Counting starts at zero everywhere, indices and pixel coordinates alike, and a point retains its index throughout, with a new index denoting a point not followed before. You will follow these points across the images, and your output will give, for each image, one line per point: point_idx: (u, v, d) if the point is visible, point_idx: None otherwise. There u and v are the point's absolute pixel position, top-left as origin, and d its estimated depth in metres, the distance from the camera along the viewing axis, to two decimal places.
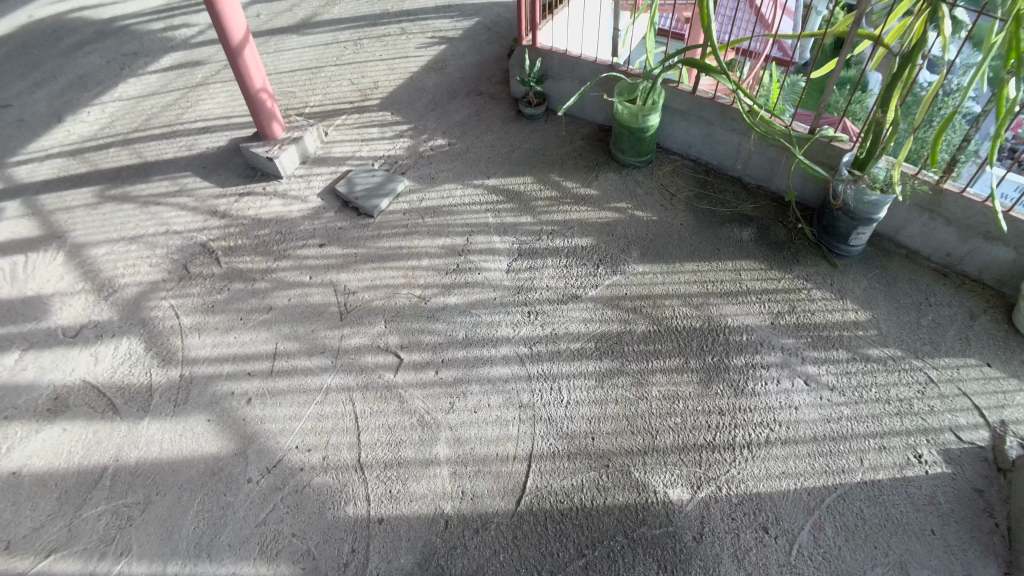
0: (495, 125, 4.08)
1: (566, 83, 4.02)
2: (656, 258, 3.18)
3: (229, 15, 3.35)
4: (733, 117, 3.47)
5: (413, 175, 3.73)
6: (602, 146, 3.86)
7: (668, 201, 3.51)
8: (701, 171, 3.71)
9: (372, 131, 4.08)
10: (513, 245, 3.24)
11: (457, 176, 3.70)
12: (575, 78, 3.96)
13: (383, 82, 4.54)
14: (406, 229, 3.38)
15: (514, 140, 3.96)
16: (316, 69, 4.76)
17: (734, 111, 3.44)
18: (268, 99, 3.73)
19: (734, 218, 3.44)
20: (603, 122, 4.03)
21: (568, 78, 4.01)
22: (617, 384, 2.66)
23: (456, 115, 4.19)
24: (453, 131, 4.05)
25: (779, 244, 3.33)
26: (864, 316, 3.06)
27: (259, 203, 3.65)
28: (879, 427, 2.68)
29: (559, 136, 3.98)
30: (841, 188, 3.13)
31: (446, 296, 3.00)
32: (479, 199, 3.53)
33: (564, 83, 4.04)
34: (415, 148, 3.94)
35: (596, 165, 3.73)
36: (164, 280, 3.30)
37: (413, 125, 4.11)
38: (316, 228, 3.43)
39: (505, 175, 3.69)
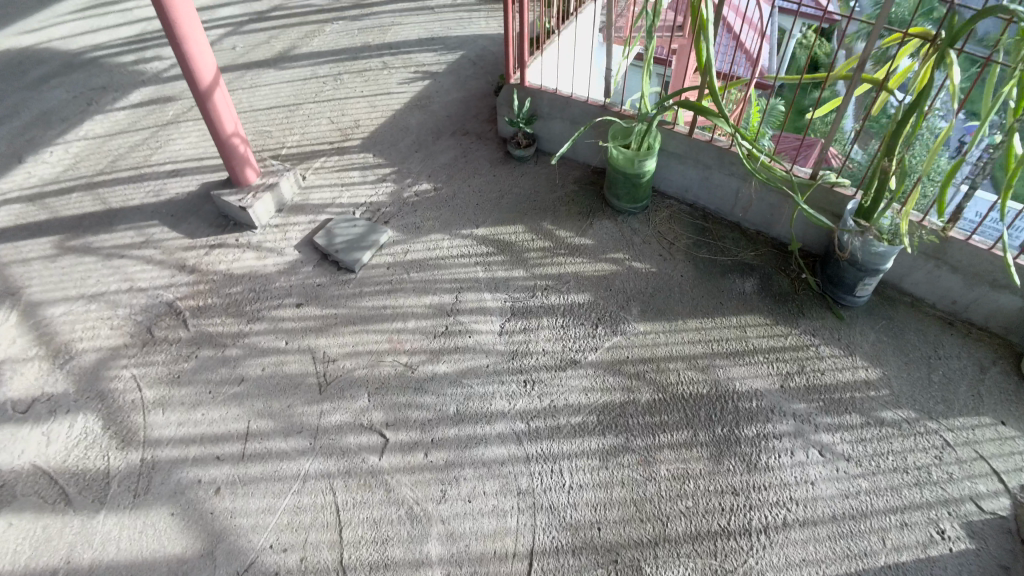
0: (483, 168, 3.89)
1: (557, 123, 3.85)
2: (656, 314, 2.98)
3: (197, 57, 3.13)
4: (731, 161, 3.28)
5: (395, 225, 3.53)
6: (595, 190, 3.68)
7: (666, 250, 3.31)
8: (699, 217, 3.50)
9: (353, 176, 3.88)
10: (504, 304, 3.04)
11: (443, 226, 3.50)
12: (565, 117, 3.79)
13: (365, 121, 4.36)
14: (390, 284, 3.18)
15: (502, 183, 3.76)
16: (294, 107, 4.55)
17: (733, 155, 3.26)
18: (240, 143, 3.49)
19: (734, 268, 3.22)
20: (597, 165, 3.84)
21: (557, 118, 3.83)
22: (622, 463, 2.46)
23: (441, 157, 4.00)
24: (439, 175, 3.86)
25: (783, 296, 3.10)
26: (875, 374, 2.83)
27: (233, 256, 3.45)
28: (900, 501, 2.46)
29: (549, 178, 3.78)
30: (846, 239, 2.91)
31: (434, 363, 2.78)
32: (466, 250, 3.34)
33: (554, 123, 3.86)
34: (398, 194, 3.74)
35: (589, 211, 3.54)
36: (125, 345, 3.04)
37: (397, 169, 3.92)
38: (292, 286, 3.23)
39: (495, 224, 3.50)
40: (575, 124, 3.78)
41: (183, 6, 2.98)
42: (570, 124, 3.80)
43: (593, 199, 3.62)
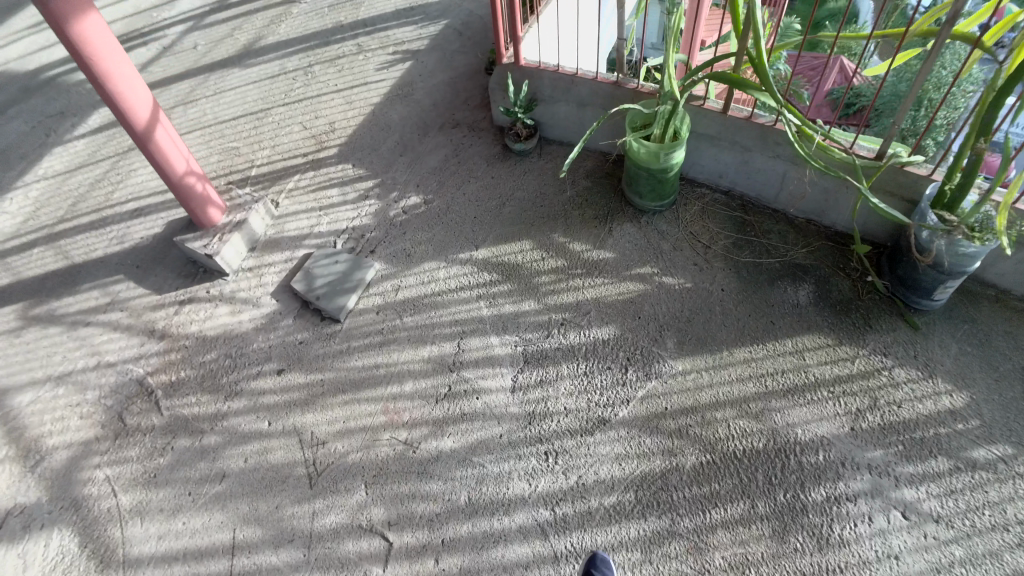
0: (479, 169, 3.38)
1: (563, 107, 3.25)
2: (696, 346, 2.52)
3: (127, 95, 2.67)
4: (777, 141, 2.71)
5: (382, 255, 3.08)
6: (610, 184, 3.14)
7: (702, 257, 2.81)
8: (735, 207, 2.97)
9: (331, 195, 3.43)
10: (512, 351, 2.60)
11: (435, 250, 3.04)
12: (569, 99, 3.21)
13: (341, 122, 3.86)
14: (380, 335, 2.78)
15: (503, 187, 3.26)
16: (264, 112, 4.06)
17: (778, 133, 2.70)
18: (196, 182, 3.06)
19: (784, 272, 2.73)
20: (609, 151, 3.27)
21: (559, 99, 3.24)
22: (668, 554, 2.05)
23: (430, 161, 3.50)
24: (431, 182, 3.37)
25: (843, 304, 2.60)
26: (961, 400, 2.30)
27: (206, 311, 3.09)
28: (1003, 571, 1.95)
29: (555, 175, 3.26)
30: (929, 240, 2.35)
31: (438, 438, 2.40)
32: (466, 280, 2.89)
33: (556, 106, 3.28)
34: (383, 214, 3.28)
35: (607, 212, 3.02)
36: (98, 439, 2.80)
37: (380, 181, 3.44)
38: (271, 348, 2.86)
39: (497, 241, 3.01)
40: (582, 106, 3.20)
41: (98, 39, 2.49)
42: (575, 106, 3.22)
43: (608, 197, 3.09)
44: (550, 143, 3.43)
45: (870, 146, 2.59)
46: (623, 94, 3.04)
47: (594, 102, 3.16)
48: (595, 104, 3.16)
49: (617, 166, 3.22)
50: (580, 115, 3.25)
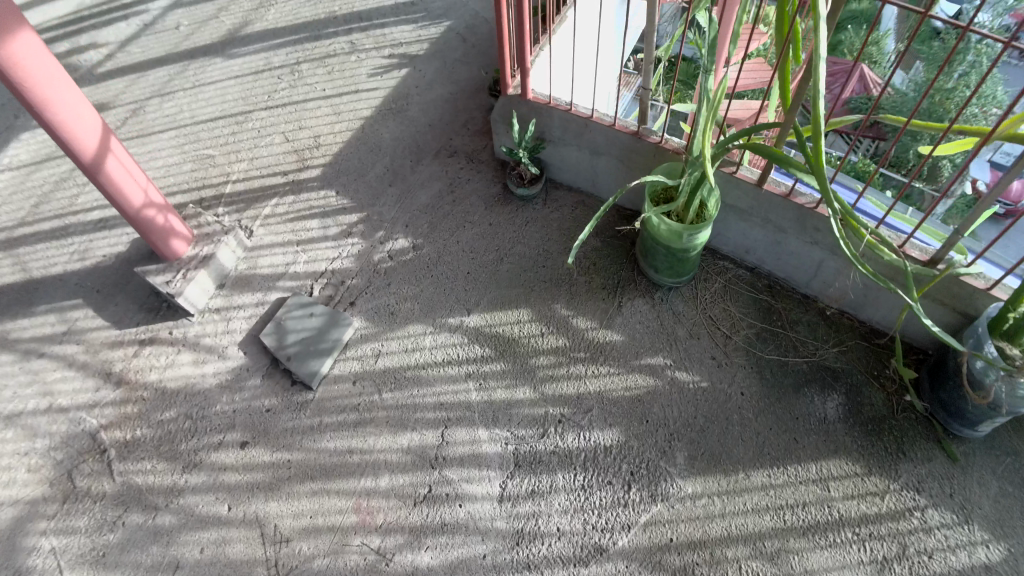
0: (478, 211, 3.04)
1: (573, 151, 2.89)
2: (707, 465, 2.31)
3: (70, 123, 2.28)
4: (815, 227, 2.41)
5: (362, 310, 2.77)
6: (623, 247, 2.82)
7: (720, 350, 2.57)
8: (761, 288, 2.70)
9: (311, 226, 3.10)
10: (500, 450, 2.35)
11: (419, 317, 2.71)
12: (580, 144, 2.85)
13: (326, 135, 3.51)
14: (356, 412, 2.49)
15: (503, 237, 2.93)
16: (245, 116, 3.70)
17: (818, 218, 2.36)
18: (156, 214, 2.67)
19: (812, 377, 2.50)
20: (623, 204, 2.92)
21: (569, 142, 2.87)
22: None
23: (422, 196, 3.15)
24: (423, 223, 3.03)
25: (875, 423, 2.38)
26: (997, 554, 2.09)
27: (169, 357, 2.73)
28: None
29: (562, 228, 2.93)
30: (991, 380, 2.10)
31: (415, 551, 2.15)
32: (455, 354, 2.59)
33: (566, 148, 2.91)
34: (367, 257, 2.95)
35: (618, 283, 2.72)
36: (46, 497, 2.44)
37: (367, 215, 3.10)
38: (234, 414, 2.54)
39: (494, 306, 2.70)
40: (594, 153, 2.83)
41: (31, 62, 2.09)
42: (587, 151, 2.85)
43: (620, 263, 2.78)
44: (556, 186, 3.08)
45: (925, 248, 2.29)
46: (641, 146, 2.65)
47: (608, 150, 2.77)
48: (610, 153, 2.78)
49: (630, 224, 2.89)
50: (592, 161, 2.87)
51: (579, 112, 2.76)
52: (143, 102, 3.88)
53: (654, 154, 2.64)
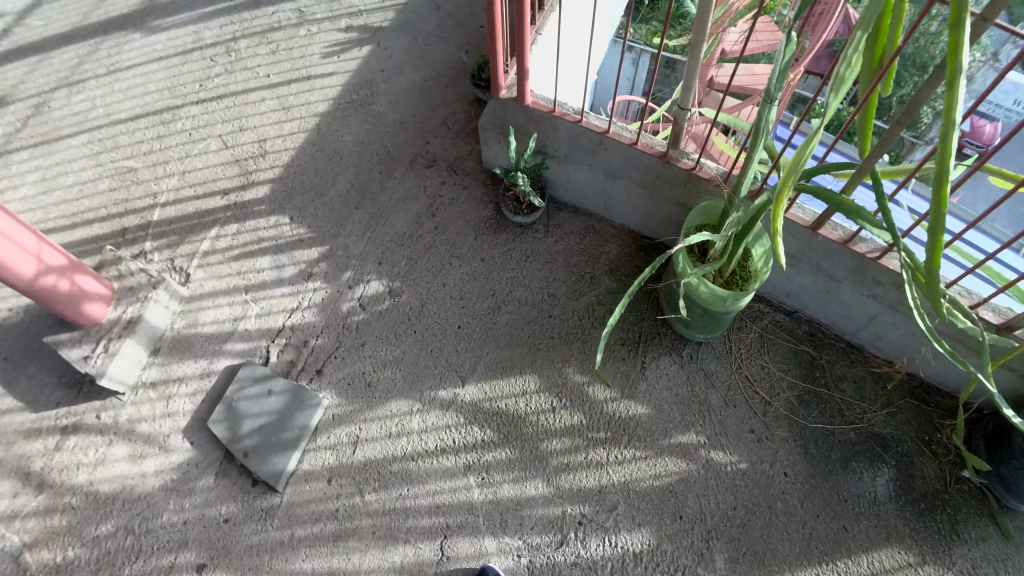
0: (467, 242, 2.53)
1: (584, 171, 2.38)
2: (751, 568, 1.93)
3: None
4: (876, 280, 1.97)
5: (331, 381, 2.30)
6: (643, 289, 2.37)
7: (760, 421, 2.15)
8: (801, 336, 2.29)
9: (261, 264, 2.55)
10: (511, 566, 1.96)
11: (401, 393, 2.25)
12: (591, 165, 2.34)
13: (272, 139, 2.83)
14: (335, 521, 2.06)
15: (500, 277, 2.45)
16: (172, 112, 2.96)
17: (880, 271, 1.93)
18: (58, 280, 2.11)
19: (861, 449, 2.11)
20: (640, 228, 2.44)
21: (578, 161, 2.37)
22: None
23: (397, 221, 2.59)
24: (400, 261, 2.51)
25: (928, 500, 2.02)
26: None
27: (99, 451, 2.24)
28: None
29: (568, 265, 2.44)
30: None
31: None
32: (449, 438, 2.17)
33: (574, 167, 2.40)
34: (334, 307, 2.44)
35: (640, 339, 2.28)
36: None
37: (328, 250, 2.55)
38: (186, 526, 2.10)
39: (490, 373, 2.26)
40: (610, 176, 2.32)
41: None
42: (599, 173, 2.34)
43: (639, 316, 2.32)
44: (560, 208, 2.57)
45: (1000, 310, 1.91)
46: (671, 172, 2.16)
47: (626, 173, 2.28)
48: (629, 176, 2.28)
49: (646, 259, 2.43)
50: (603, 184, 2.38)
51: (594, 128, 2.26)
52: (47, 95, 3.06)
53: (684, 181, 2.15)
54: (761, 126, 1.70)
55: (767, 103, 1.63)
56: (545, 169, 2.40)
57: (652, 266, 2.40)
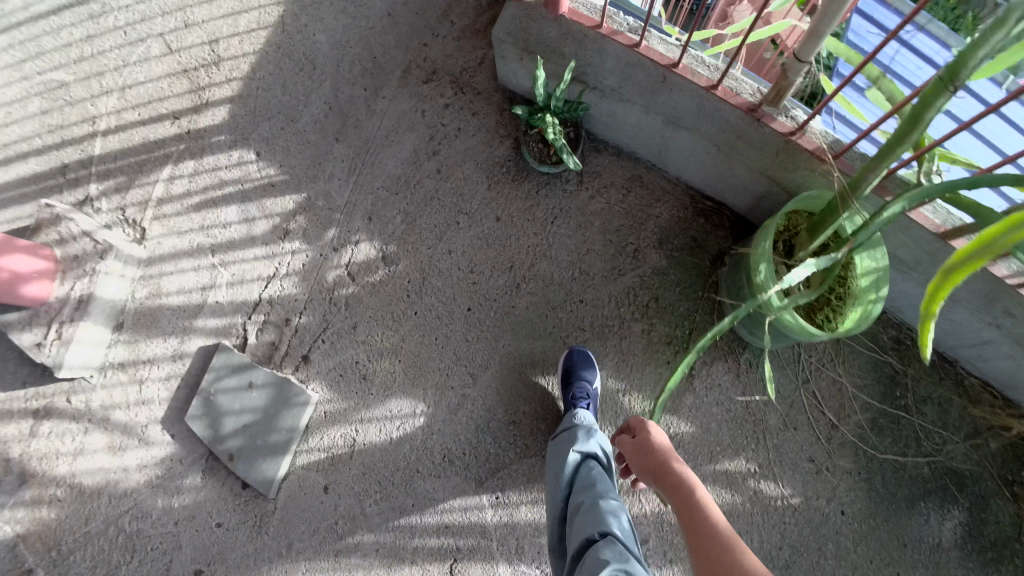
0: (478, 193, 2.03)
1: (635, 110, 1.77)
2: None
3: None
4: (1007, 310, 1.62)
5: (326, 371, 2.00)
6: (700, 277, 1.92)
7: (822, 449, 1.88)
8: (888, 347, 1.94)
9: (225, 217, 2.14)
10: None
11: (406, 390, 1.96)
12: (646, 107, 1.74)
13: (225, 40, 2.26)
14: (333, 537, 1.89)
15: (519, 245, 1.98)
16: (101, 1, 2.34)
17: (1016, 300, 1.59)
18: None
19: (933, 487, 1.86)
20: (701, 199, 1.96)
21: (630, 99, 1.75)
22: None
23: (389, 161, 2.09)
24: (393, 216, 2.06)
25: (996, 550, 1.81)
26: None
27: (75, 441, 2.07)
28: None
29: (610, 232, 1.96)
30: None
31: None
32: (459, 447, 1.91)
33: (621, 105, 1.79)
34: (318, 276, 2.06)
35: (690, 339, 1.90)
36: None
37: (305, 199, 2.11)
38: (178, 532, 1.96)
39: (505, 370, 1.94)
40: (678, 127, 1.72)
41: None
42: (660, 121, 1.75)
43: (690, 310, 1.91)
44: (602, 149, 2.00)
45: None
46: (767, 135, 1.62)
47: (695, 122, 1.69)
48: (707, 130, 1.68)
49: (703, 229, 1.95)
50: (664, 132, 1.78)
51: (658, 59, 1.66)
52: None
53: (778, 150, 1.62)
54: (920, 115, 1.19)
55: (947, 89, 1.11)
56: (582, 114, 1.83)
57: (711, 241, 1.94)
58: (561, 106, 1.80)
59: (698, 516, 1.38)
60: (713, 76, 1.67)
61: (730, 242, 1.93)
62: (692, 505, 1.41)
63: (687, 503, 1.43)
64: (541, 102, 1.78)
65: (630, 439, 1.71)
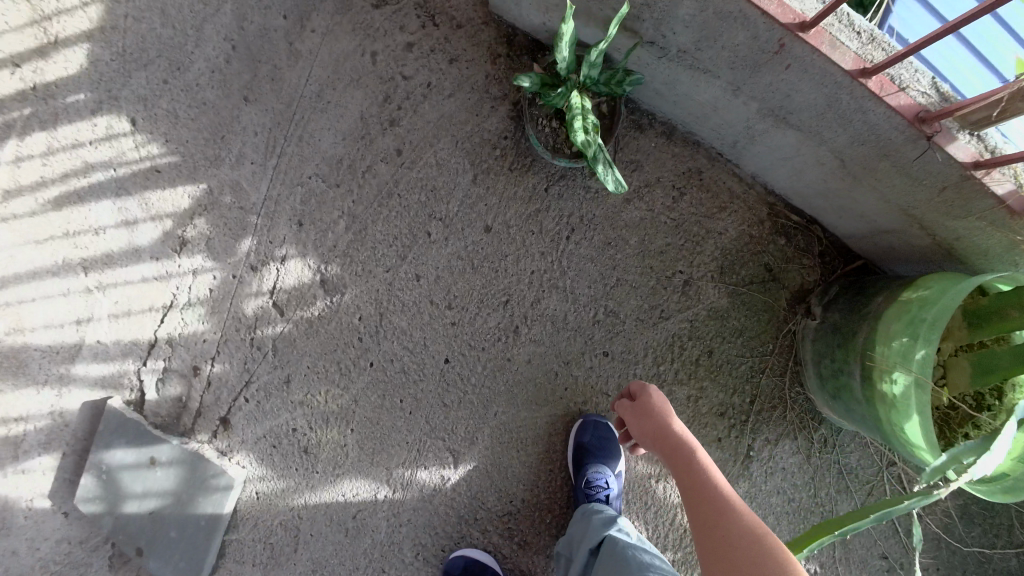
0: (459, 190, 1.40)
1: (698, 81, 1.19)
2: None
3: None
4: None
5: (256, 439, 1.47)
6: (777, 327, 1.40)
7: (899, 544, 1.45)
8: None
9: (92, 213, 1.49)
10: None
11: (359, 475, 1.43)
12: (738, 90, 1.15)
13: None
14: None
15: (521, 267, 1.38)
16: None
17: None
18: None
19: None
20: (783, 220, 1.40)
21: (703, 79, 1.17)
22: None
23: (325, 133, 1.42)
24: (333, 222, 1.41)
25: None
26: None
27: None
28: None
29: (653, 257, 1.39)
30: None
31: None
32: (433, 542, 1.41)
33: (693, 74, 1.18)
34: (230, 307, 1.46)
35: (750, 408, 1.39)
36: None
37: (205, 193, 1.45)
38: None
39: (495, 447, 1.39)
40: (783, 123, 1.15)
41: None
42: (754, 106, 1.16)
43: (753, 370, 1.39)
44: (649, 124, 1.38)
45: None
46: (937, 164, 1.02)
47: (805, 115, 1.11)
48: (832, 138, 1.11)
49: (782, 253, 1.40)
50: (763, 125, 1.19)
51: (777, 13, 0.97)
52: None
53: (944, 187, 1.04)
54: None
55: None
56: (632, 88, 1.17)
57: (791, 271, 1.40)
58: (596, 74, 1.14)
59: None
60: (865, 52, 1.00)
61: (815, 277, 1.40)
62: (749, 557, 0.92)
63: (739, 551, 0.93)
64: (565, 68, 1.12)
65: (640, 414, 1.22)
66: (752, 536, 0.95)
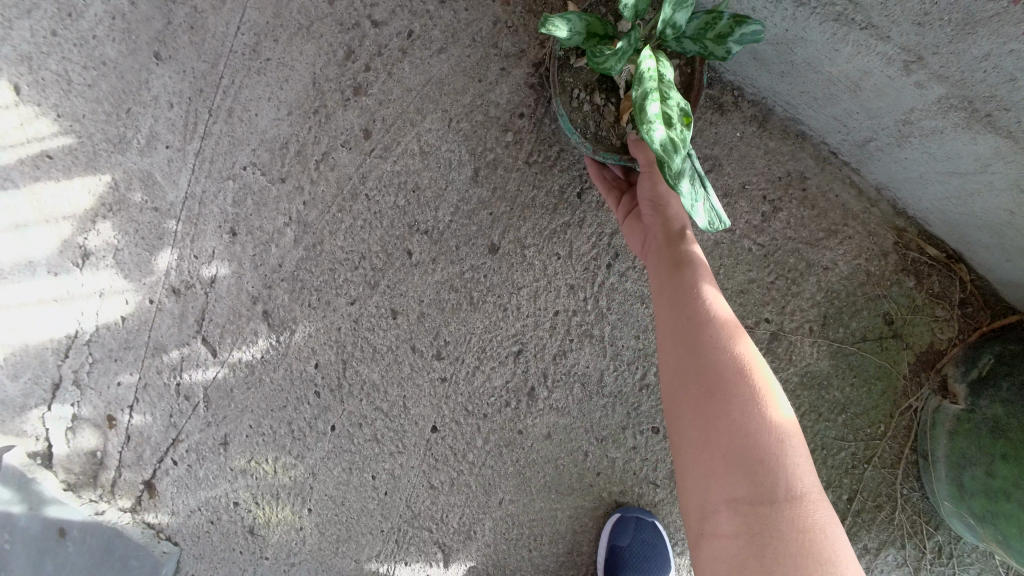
0: (452, 190, 0.99)
1: (836, 48, 0.74)
2: None
3: None
4: None
5: (187, 513, 1.10)
6: (889, 405, 0.98)
7: None
8: None
9: None
10: None
11: (319, 570, 1.06)
12: (917, 64, 0.69)
13: None
14: None
15: (535, 301, 0.99)
16: None
17: None
18: None
19: None
20: (915, 256, 0.96)
21: (844, 41, 0.73)
22: None
23: (263, 104, 1.01)
24: (276, 232, 1.02)
25: None
26: None
27: None
28: None
29: (730, 298, 0.98)
30: None
31: None
32: None
33: (825, 38, 0.74)
34: (147, 341, 1.08)
35: (847, 507, 0.99)
36: None
37: (116, 190, 1.06)
38: None
39: (497, 545, 1.01)
40: (984, 124, 0.70)
41: None
42: (935, 91, 0.71)
43: (855, 459, 0.99)
44: (734, 103, 0.95)
45: None
46: None
47: None
48: None
49: (907, 301, 0.97)
50: (941, 121, 0.74)
51: None
52: None
53: None
54: None
55: None
56: (743, 46, 0.70)
57: (919, 327, 0.96)
58: (684, 20, 0.68)
59: (744, 417, 0.62)
60: None
61: (951, 335, 0.96)
62: (734, 390, 0.64)
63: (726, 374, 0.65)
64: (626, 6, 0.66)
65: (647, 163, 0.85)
66: (740, 359, 0.66)
